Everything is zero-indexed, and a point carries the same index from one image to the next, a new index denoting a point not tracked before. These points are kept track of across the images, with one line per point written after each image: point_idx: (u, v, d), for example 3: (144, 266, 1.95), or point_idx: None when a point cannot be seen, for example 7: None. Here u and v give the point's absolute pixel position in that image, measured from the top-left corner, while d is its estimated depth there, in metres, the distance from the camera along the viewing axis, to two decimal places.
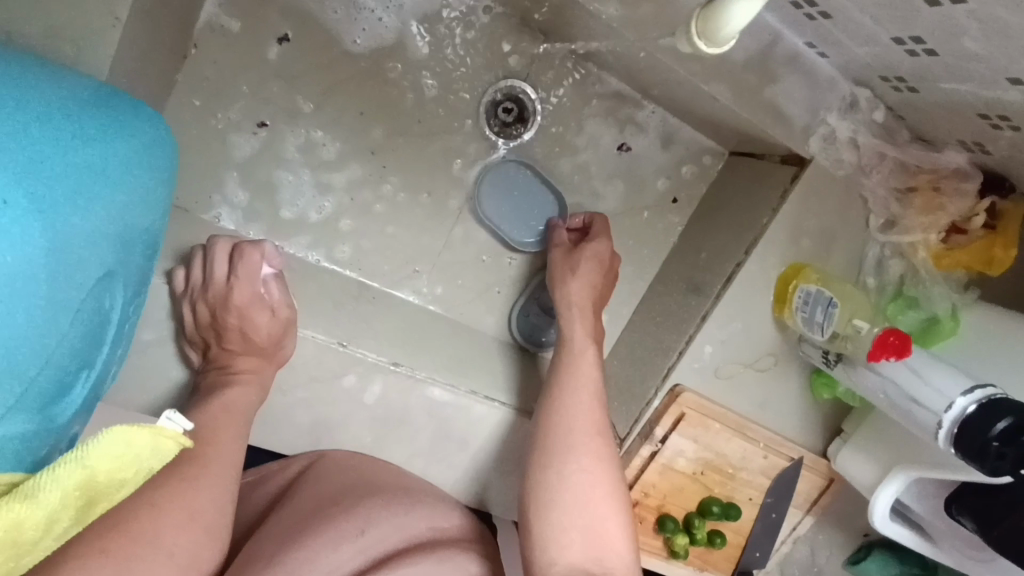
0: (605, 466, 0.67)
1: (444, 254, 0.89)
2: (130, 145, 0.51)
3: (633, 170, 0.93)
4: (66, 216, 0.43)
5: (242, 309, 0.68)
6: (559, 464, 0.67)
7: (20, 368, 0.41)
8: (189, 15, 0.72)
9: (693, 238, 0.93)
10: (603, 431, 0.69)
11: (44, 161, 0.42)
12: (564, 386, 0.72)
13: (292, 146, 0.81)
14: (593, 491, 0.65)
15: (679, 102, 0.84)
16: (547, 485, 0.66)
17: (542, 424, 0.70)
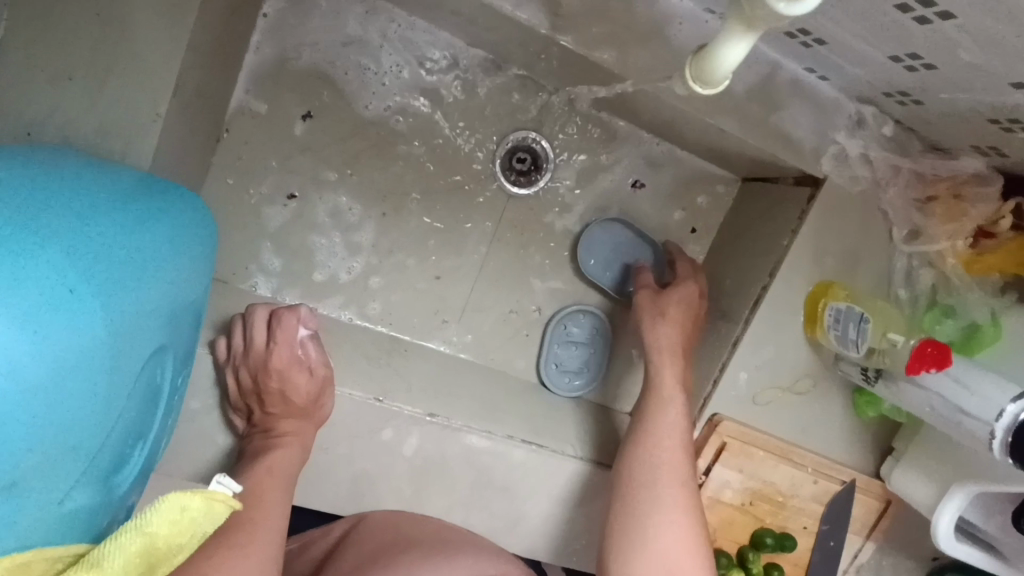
0: (686, 522, 0.67)
1: (471, 302, 0.92)
2: (168, 221, 0.54)
3: (650, 204, 0.94)
4: (120, 299, 0.46)
5: (281, 372, 0.70)
6: (642, 516, 0.68)
7: (82, 439, 0.44)
8: (220, 102, 0.77)
9: (717, 266, 0.93)
10: (686, 485, 0.70)
11: (98, 251, 0.46)
12: (651, 439, 0.72)
13: (321, 211, 0.85)
14: (674, 547, 0.65)
15: (687, 136, 0.85)
16: (629, 538, 0.67)
17: (626, 475, 0.71)
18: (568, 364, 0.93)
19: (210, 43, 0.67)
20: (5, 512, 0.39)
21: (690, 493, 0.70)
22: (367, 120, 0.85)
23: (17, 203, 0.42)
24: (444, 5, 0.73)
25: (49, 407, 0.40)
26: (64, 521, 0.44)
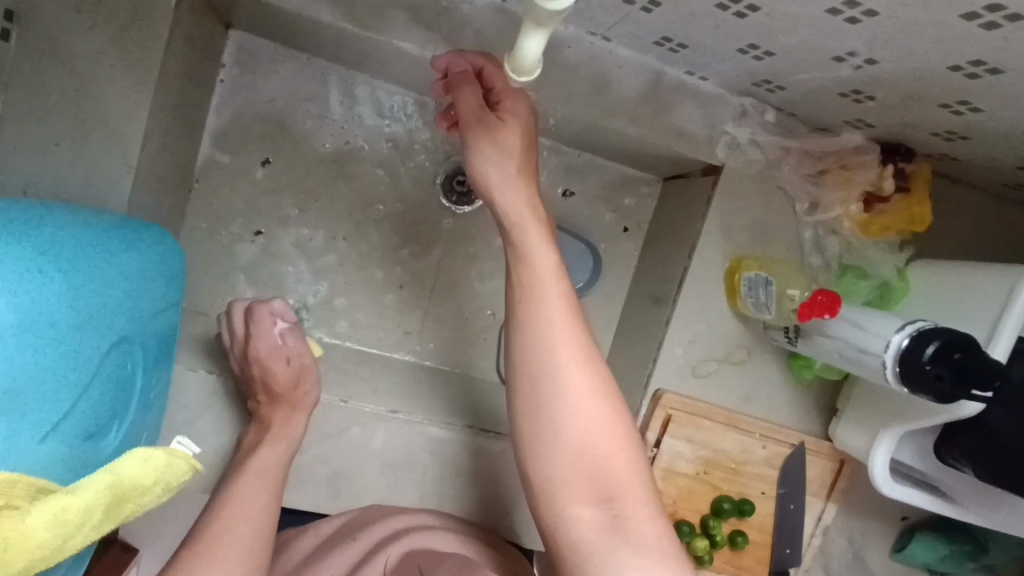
0: (595, 395, 0.59)
1: (429, 313, 1.01)
2: (128, 239, 0.63)
3: (582, 209, 1.04)
4: (88, 286, 0.55)
5: (261, 362, 0.79)
6: (547, 409, 0.58)
7: (58, 387, 0.51)
8: (189, 157, 0.89)
9: (649, 258, 1.03)
10: (586, 357, 0.60)
11: (71, 250, 0.55)
12: (535, 316, 0.60)
13: (287, 244, 0.96)
14: (589, 432, 0.58)
15: (601, 144, 0.96)
16: (538, 440, 0.58)
17: (519, 367, 0.60)
18: None
19: (172, 106, 0.80)
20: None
21: (593, 359, 0.60)
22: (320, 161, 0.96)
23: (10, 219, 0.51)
24: (371, 55, 0.86)
25: (26, 349, 0.48)
26: (45, 460, 0.50)
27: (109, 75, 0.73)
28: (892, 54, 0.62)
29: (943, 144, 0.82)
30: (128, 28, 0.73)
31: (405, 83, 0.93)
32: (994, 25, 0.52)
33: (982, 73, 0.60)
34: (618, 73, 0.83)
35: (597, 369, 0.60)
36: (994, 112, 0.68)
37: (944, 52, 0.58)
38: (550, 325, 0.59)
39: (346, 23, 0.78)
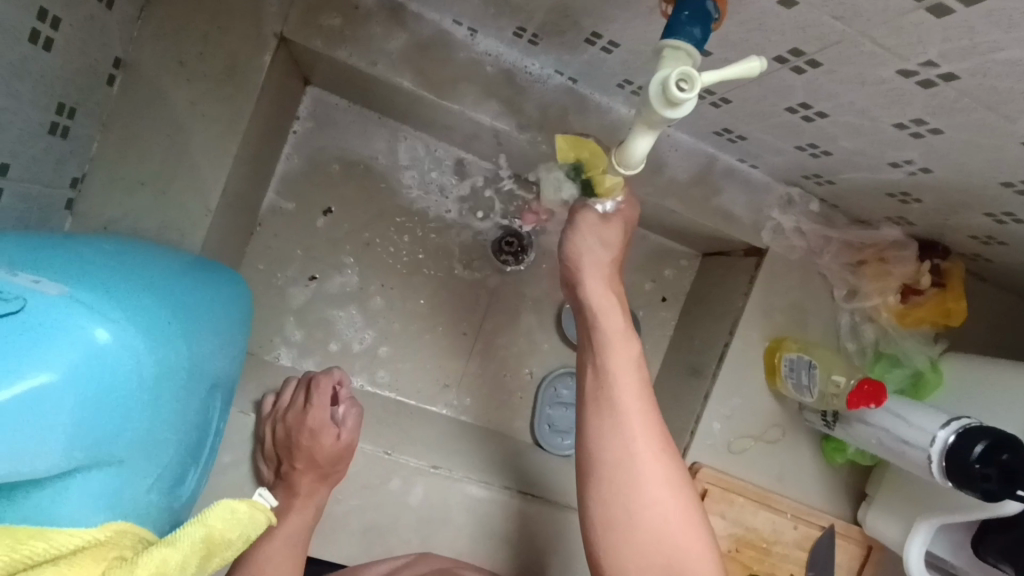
0: (671, 487, 0.63)
1: (469, 368, 1.04)
2: (219, 284, 0.69)
3: (624, 277, 1.07)
4: (197, 334, 0.60)
5: (312, 429, 0.78)
6: (623, 488, 0.63)
7: (161, 435, 0.56)
8: (256, 202, 0.92)
9: (686, 329, 1.05)
10: (658, 433, 0.66)
11: (180, 300, 0.59)
12: (614, 403, 0.66)
13: (337, 291, 0.98)
14: (667, 514, 0.62)
15: (648, 218, 1.00)
16: (615, 519, 0.63)
17: (597, 447, 0.65)
18: (560, 424, 1.04)
19: (249, 156, 0.84)
20: (110, 482, 0.51)
21: (665, 444, 0.66)
22: (377, 214, 1.00)
23: (131, 273, 0.56)
24: (440, 121, 0.91)
25: (146, 404, 0.52)
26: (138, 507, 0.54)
27: (200, 126, 0.77)
28: (945, 166, 0.66)
29: (980, 247, 0.86)
30: (224, 84, 0.77)
31: (466, 147, 0.97)
32: None
33: None
34: (676, 158, 0.88)
35: (669, 459, 0.65)
36: None
37: (997, 170, 0.63)
38: (626, 413, 0.66)
39: (423, 89, 0.82)
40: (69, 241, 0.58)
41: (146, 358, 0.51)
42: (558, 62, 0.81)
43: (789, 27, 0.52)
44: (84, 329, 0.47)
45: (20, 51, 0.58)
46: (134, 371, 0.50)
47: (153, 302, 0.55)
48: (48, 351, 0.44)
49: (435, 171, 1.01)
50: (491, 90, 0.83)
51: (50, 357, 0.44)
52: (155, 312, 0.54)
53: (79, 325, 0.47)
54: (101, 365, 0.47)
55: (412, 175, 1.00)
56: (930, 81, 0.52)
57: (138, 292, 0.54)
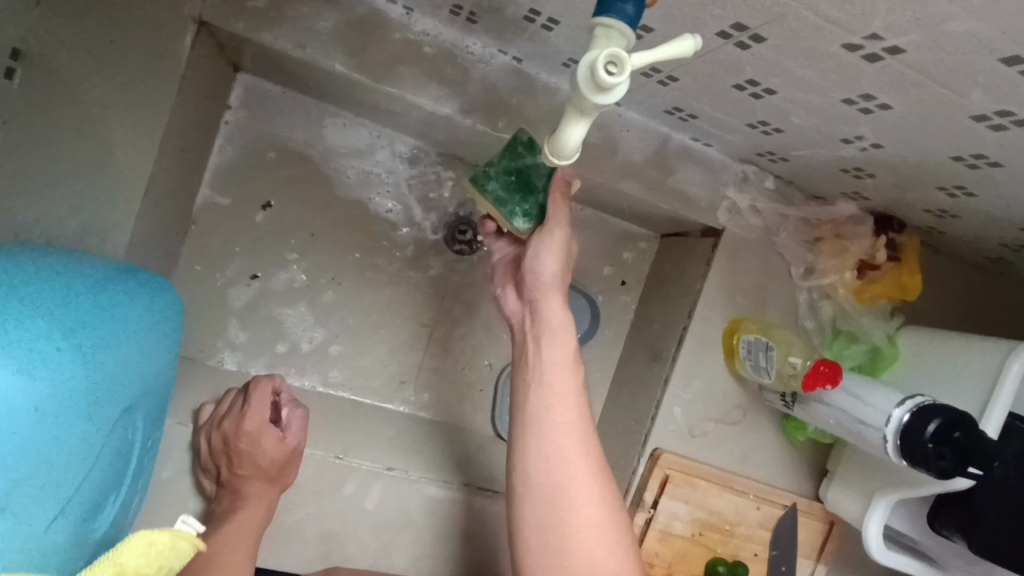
0: (603, 507, 0.64)
1: (426, 363, 1.00)
2: (140, 291, 0.64)
3: (583, 261, 1.05)
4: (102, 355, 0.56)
5: (252, 434, 0.74)
6: (549, 514, 0.63)
7: (62, 469, 0.52)
8: (187, 199, 0.87)
9: (647, 313, 1.03)
10: (592, 456, 0.66)
11: (82, 317, 0.55)
12: (544, 431, 0.66)
13: (282, 289, 0.94)
14: (596, 535, 0.63)
15: (603, 201, 0.98)
16: (548, 539, 0.63)
17: (526, 475, 0.65)
18: None
19: (175, 150, 0.79)
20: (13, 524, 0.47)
21: (598, 466, 0.65)
22: (322, 206, 0.95)
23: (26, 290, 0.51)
24: (381, 106, 0.86)
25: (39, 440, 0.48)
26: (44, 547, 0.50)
27: (114, 120, 0.71)
28: (896, 142, 0.64)
29: (934, 221, 0.86)
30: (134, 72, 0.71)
31: (412, 132, 0.93)
32: (1002, 127, 0.54)
33: (983, 165, 0.63)
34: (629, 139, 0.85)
35: (599, 481, 0.65)
36: (988, 198, 0.71)
37: (948, 145, 0.61)
38: (562, 435, 0.65)
39: (357, 73, 0.77)
40: None
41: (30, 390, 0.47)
42: (500, 40, 0.76)
43: (728, 0, 0.49)
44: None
45: None
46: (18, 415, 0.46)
47: (42, 326, 0.50)
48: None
49: (382, 158, 0.96)
50: (431, 72, 0.79)
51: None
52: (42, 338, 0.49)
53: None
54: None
55: (357, 164, 0.95)
56: (877, 55, 0.50)
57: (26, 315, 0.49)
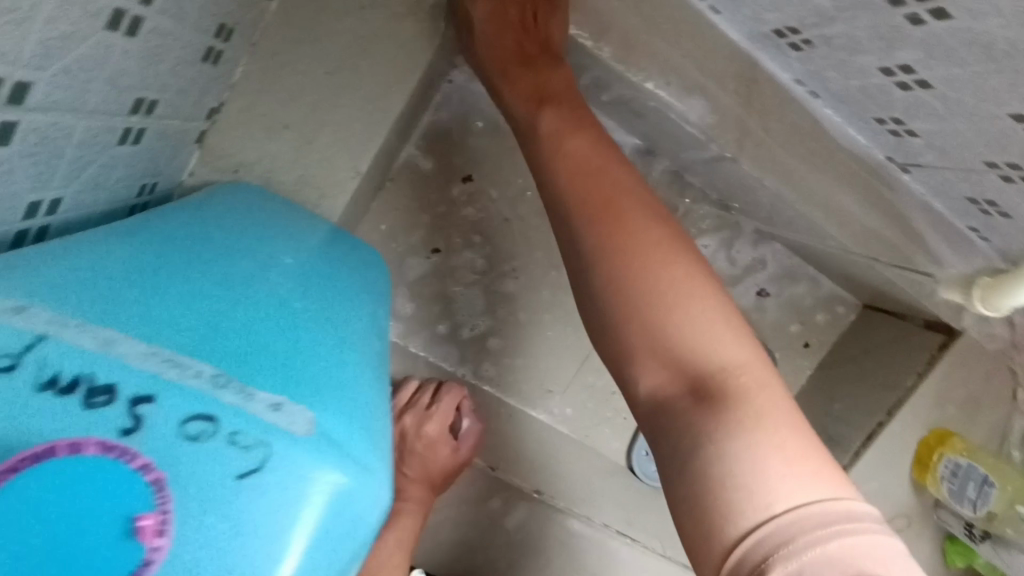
0: (722, 348, 0.45)
1: (578, 377, 0.94)
2: (344, 275, 0.54)
3: (775, 312, 0.97)
4: (356, 352, 0.47)
5: (429, 439, 0.72)
6: (635, 299, 0.47)
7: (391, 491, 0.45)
8: (392, 156, 0.79)
9: (825, 385, 0.95)
10: (701, 289, 0.47)
11: (312, 318, 0.46)
12: (602, 194, 0.53)
13: (460, 269, 0.87)
14: (695, 356, 0.45)
15: (825, 259, 0.89)
16: (643, 328, 0.46)
17: (587, 241, 0.51)
18: None
19: (408, 108, 0.71)
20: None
21: (736, 332, 0.46)
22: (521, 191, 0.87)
23: (225, 305, 0.42)
24: (631, 104, 0.77)
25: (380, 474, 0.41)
26: None
27: None
28: None
29: None
30: (401, 19, 0.65)
31: (647, 136, 0.84)
32: None
33: None
34: (921, 217, 0.69)
35: (679, 252, 0.49)
36: None
37: None
38: (659, 262, 0.48)
39: (637, 77, 0.69)
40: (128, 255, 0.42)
41: (333, 432, 0.39)
42: (806, 66, 0.62)
43: None
44: (302, 483, 0.35)
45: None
46: (374, 508, 0.39)
47: (272, 340, 0.42)
48: (274, 508, 0.35)
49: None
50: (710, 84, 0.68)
51: (280, 516, 0.34)
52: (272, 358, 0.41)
53: (293, 472, 0.35)
54: (341, 516, 0.36)
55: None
56: None
57: (243, 336, 0.41)
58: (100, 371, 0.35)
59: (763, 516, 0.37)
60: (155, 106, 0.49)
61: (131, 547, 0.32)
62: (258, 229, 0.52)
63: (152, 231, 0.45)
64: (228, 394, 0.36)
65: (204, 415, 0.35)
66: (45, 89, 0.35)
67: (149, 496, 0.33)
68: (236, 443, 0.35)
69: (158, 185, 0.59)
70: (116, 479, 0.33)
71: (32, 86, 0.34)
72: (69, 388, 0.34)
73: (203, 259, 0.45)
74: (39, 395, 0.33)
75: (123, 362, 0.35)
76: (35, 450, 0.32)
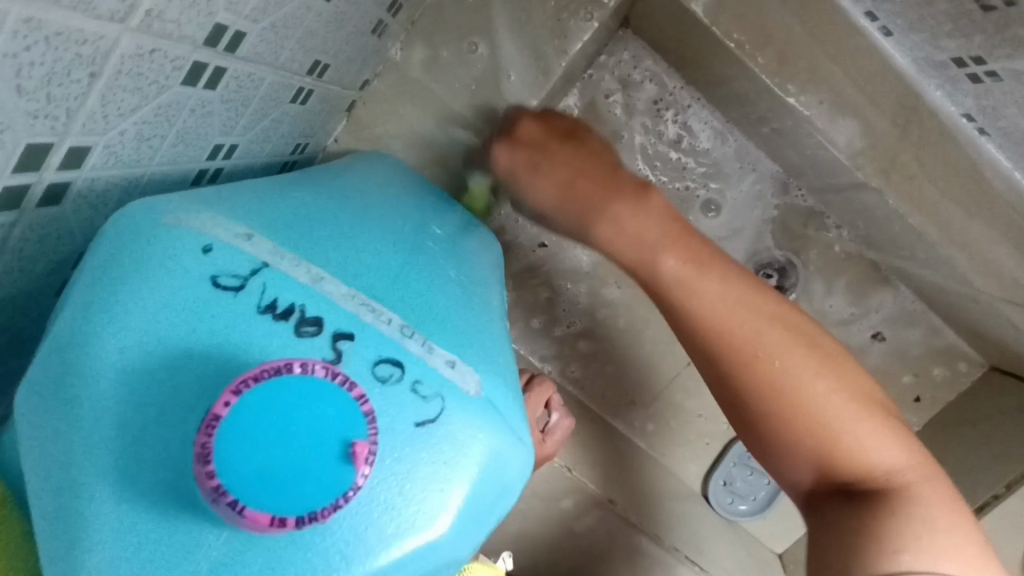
0: (886, 453, 0.41)
1: (664, 393, 0.91)
2: (487, 242, 0.52)
3: (884, 359, 0.91)
4: (501, 312, 0.45)
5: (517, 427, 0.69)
6: (795, 420, 0.42)
7: None
8: None
9: (932, 446, 0.87)
10: (851, 394, 0.43)
11: (465, 273, 0.44)
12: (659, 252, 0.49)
13: (564, 267, 0.87)
14: (877, 466, 0.41)
15: (956, 309, 0.82)
16: (804, 436, 0.42)
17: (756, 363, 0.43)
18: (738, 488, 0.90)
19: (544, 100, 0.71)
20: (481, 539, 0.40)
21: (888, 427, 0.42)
22: None
23: (391, 252, 0.40)
24: (770, 120, 0.74)
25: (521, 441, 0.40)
26: None
27: (512, 56, 0.64)
28: None
29: None
30: None
31: (779, 155, 0.81)
32: None
33: None
34: None
35: (830, 356, 0.44)
36: None
37: None
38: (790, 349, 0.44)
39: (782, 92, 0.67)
40: (296, 199, 0.41)
41: (493, 395, 0.37)
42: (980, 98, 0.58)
43: None
44: (471, 443, 0.34)
45: None
46: (517, 475, 0.37)
47: (436, 292, 0.40)
48: (450, 463, 0.33)
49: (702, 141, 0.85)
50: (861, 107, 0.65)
51: (452, 472, 0.33)
52: (434, 308, 0.39)
53: (467, 431, 0.34)
54: (492, 480, 0.35)
55: (668, 179, 0.86)
56: None
57: (413, 284, 0.39)
58: (309, 303, 0.35)
59: (917, 571, 0.36)
60: (325, 71, 0.51)
61: (342, 471, 0.29)
62: (407, 190, 0.51)
63: (331, 188, 0.45)
64: (414, 345, 0.35)
65: (392, 360, 0.34)
66: (253, 40, 0.37)
67: (364, 421, 0.29)
68: (418, 393, 0.34)
69: (308, 147, 0.61)
70: (339, 405, 0.29)
71: (244, 36, 0.36)
72: (283, 315, 0.34)
73: (361, 205, 0.44)
74: (260, 316, 0.34)
75: (326, 298, 0.35)
76: (275, 367, 0.29)
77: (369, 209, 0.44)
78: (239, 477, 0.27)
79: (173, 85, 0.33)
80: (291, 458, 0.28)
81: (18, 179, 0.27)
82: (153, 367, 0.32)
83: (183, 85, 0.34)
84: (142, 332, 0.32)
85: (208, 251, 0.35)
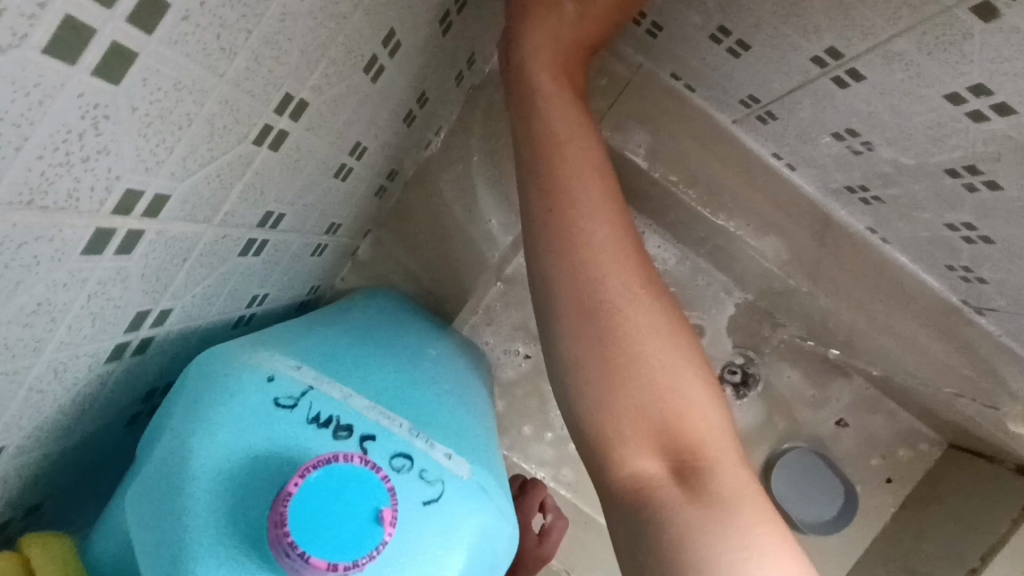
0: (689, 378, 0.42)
1: None
2: (465, 351, 0.62)
3: (851, 444, 0.97)
4: (484, 412, 0.54)
5: None
6: (570, 282, 0.43)
7: None
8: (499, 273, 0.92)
9: (909, 525, 0.92)
10: (654, 307, 0.43)
11: (452, 383, 0.54)
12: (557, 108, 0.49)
13: (549, 375, 0.96)
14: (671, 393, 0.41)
15: (905, 393, 0.90)
16: (592, 322, 0.42)
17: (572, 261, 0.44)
18: None
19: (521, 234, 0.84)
20: None
21: (687, 353, 0.43)
22: None
23: (393, 370, 0.49)
24: (711, 239, 0.87)
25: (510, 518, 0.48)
26: None
27: (491, 204, 0.77)
28: None
29: None
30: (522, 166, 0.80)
31: (727, 268, 0.93)
32: None
33: None
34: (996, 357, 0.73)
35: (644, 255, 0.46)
36: None
37: None
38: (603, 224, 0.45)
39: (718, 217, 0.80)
40: (312, 331, 0.51)
41: (485, 479, 0.45)
42: (875, 216, 0.71)
43: None
44: (471, 518, 0.42)
45: (395, 130, 0.59)
46: (505, 546, 0.45)
47: (431, 401, 0.49)
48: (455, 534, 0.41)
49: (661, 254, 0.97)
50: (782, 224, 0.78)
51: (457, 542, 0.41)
52: (432, 414, 0.47)
53: (468, 510, 0.42)
54: (487, 550, 0.43)
55: None
56: None
57: (415, 394, 0.48)
58: (342, 414, 0.43)
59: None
60: (338, 229, 0.63)
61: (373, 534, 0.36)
62: (396, 314, 0.62)
63: (333, 320, 0.55)
64: (420, 442, 0.43)
65: (404, 453, 0.42)
66: (289, 218, 0.48)
67: (387, 490, 0.36)
68: (424, 478, 0.41)
69: (321, 288, 0.71)
70: (362, 482, 0.36)
71: (283, 216, 0.47)
72: (325, 423, 0.42)
73: (363, 332, 0.54)
74: (307, 427, 0.41)
75: (355, 410, 0.43)
76: (325, 458, 0.36)
77: (370, 334, 0.54)
78: (306, 540, 0.34)
79: (233, 258, 0.43)
80: (340, 524, 0.35)
81: (125, 337, 0.36)
82: (229, 469, 0.38)
83: (238, 256, 0.44)
84: (229, 442, 0.39)
85: (271, 379, 0.42)
